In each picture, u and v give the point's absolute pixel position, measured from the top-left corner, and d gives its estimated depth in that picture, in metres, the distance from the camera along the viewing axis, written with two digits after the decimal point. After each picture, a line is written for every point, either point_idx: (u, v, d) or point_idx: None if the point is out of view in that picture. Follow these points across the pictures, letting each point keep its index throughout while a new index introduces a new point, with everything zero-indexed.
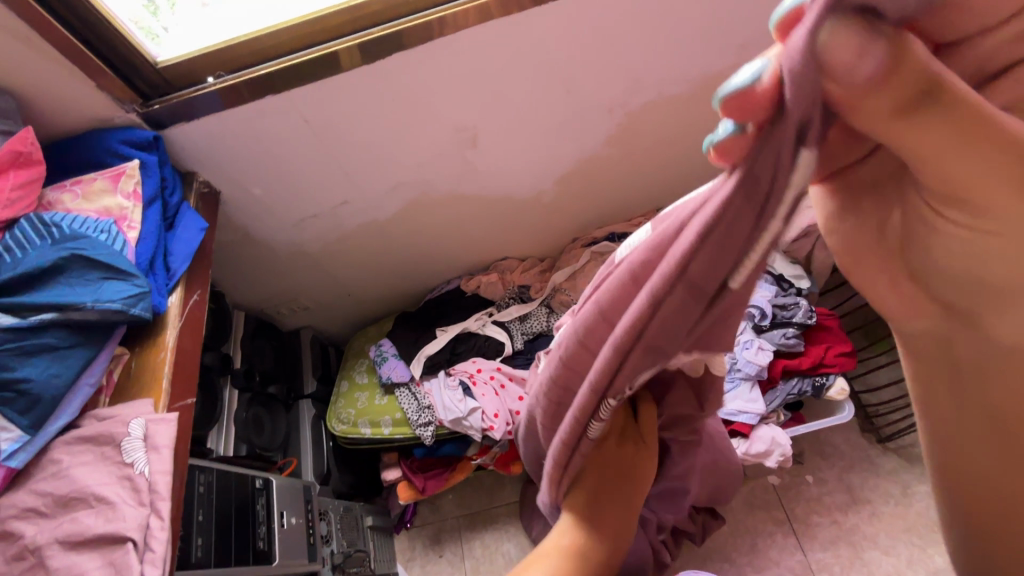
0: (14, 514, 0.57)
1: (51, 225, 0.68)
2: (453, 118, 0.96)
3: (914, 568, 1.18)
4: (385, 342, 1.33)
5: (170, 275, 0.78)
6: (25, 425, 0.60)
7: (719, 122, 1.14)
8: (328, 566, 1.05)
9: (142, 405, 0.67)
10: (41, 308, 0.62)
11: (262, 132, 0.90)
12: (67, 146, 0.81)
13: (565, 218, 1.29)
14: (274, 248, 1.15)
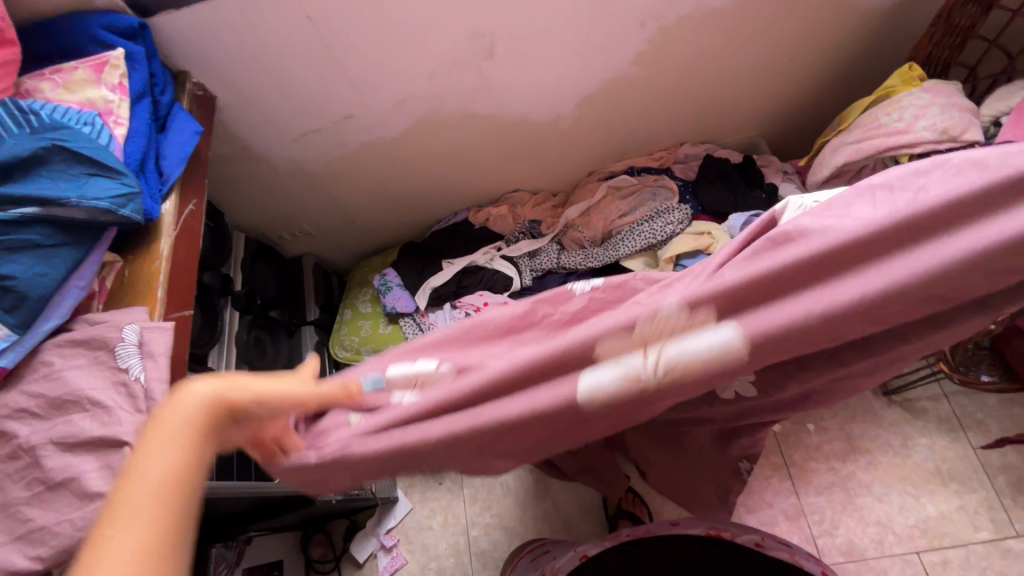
0: (6, 414, 0.55)
1: (29, 112, 0.62)
2: (469, 21, 0.87)
3: (905, 515, 1.20)
4: (390, 271, 1.29)
5: (164, 180, 0.73)
6: (13, 324, 0.56)
7: (759, 45, 1.04)
8: (328, 486, 1.06)
9: (137, 312, 0.64)
10: (21, 202, 0.57)
11: (260, 28, 0.82)
12: (43, 28, 0.73)
13: (583, 148, 1.21)
14: (273, 164, 1.09)
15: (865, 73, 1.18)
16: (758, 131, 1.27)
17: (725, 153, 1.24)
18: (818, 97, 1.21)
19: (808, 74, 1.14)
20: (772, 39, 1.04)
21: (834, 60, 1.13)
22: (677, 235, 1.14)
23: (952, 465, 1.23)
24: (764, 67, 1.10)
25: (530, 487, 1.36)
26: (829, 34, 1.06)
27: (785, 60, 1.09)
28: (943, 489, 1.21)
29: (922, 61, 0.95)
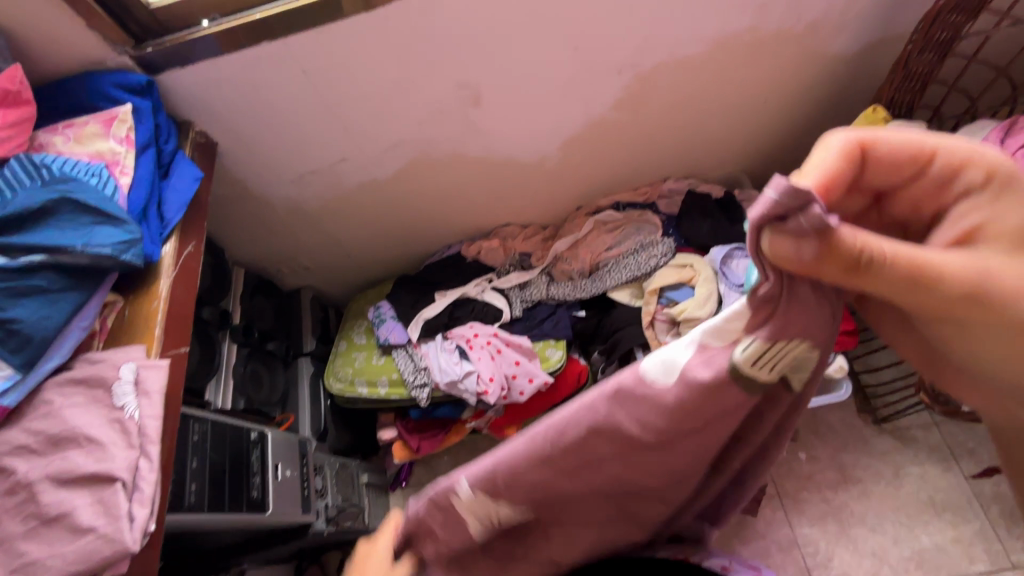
0: (7, 450, 0.58)
1: (42, 166, 0.67)
2: (455, 72, 0.93)
3: (900, 547, 1.20)
4: (383, 304, 1.33)
5: (164, 224, 0.77)
6: (17, 364, 0.60)
7: (733, 88, 1.09)
8: (320, 518, 1.07)
9: (135, 351, 0.67)
10: (31, 249, 0.62)
11: (259, 82, 0.87)
12: (59, 86, 0.79)
13: (569, 185, 1.26)
14: (271, 204, 1.14)
15: (839, 111, 1.23)
16: (740, 166, 1.31)
17: (707, 187, 1.28)
18: (795, 134, 1.26)
19: (784, 113, 1.19)
20: (746, 83, 1.09)
21: (807, 101, 1.18)
22: (661, 268, 1.20)
23: (945, 496, 1.22)
24: (740, 108, 1.15)
25: None
26: (800, 77, 1.11)
27: (760, 101, 1.15)
28: (937, 520, 1.21)
29: (886, 104, 0.99)
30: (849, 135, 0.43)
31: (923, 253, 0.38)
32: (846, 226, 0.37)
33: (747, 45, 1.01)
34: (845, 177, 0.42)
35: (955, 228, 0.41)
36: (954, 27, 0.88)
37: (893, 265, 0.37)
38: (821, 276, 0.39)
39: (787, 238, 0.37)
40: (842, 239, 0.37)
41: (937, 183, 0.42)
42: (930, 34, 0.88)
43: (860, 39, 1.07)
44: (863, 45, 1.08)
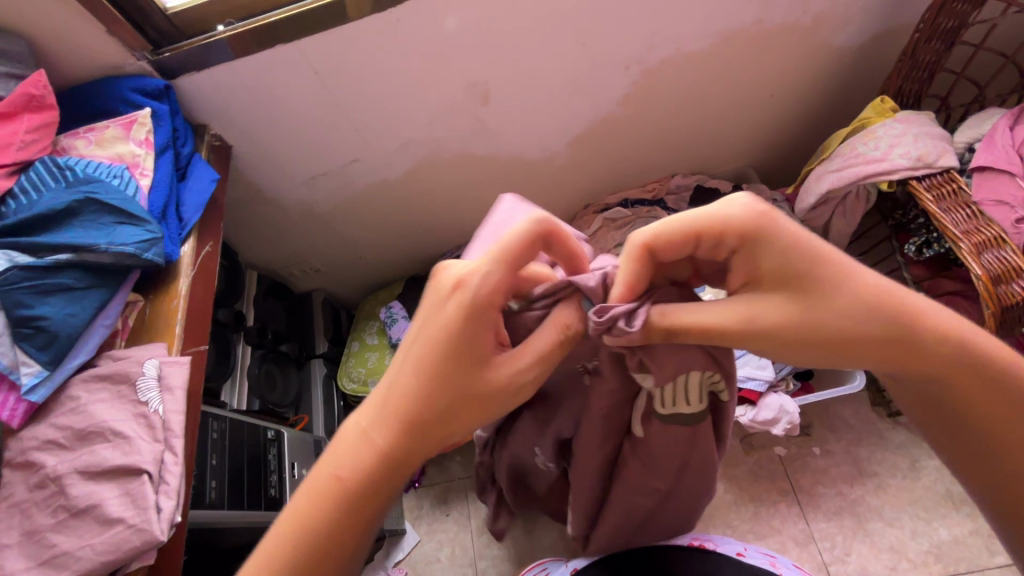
0: (36, 445, 0.60)
1: (65, 168, 0.69)
2: (464, 72, 0.94)
3: (918, 540, 1.19)
4: (395, 304, 1.34)
5: (183, 224, 0.79)
6: (44, 361, 0.61)
7: (739, 82, 1.10)
8: None
9: (156, 348, 0.68)
10: (56, 249, 0.63)
11: (272, 84, 0.89)
12: (79, 92, 0.81)
13: (578, 183, 1.27)
14: (284, 206, 1.15)
15: (845, 104, 1.24)
16: (747, 161, 1.31)
17: (715, 183, 1.29)
18: (801, 128, 1.27)
19: (790, 107, 1.20)
20: (752, 77, 1.10)
21: (813, 95, 1.18)
22: None
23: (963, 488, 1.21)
24: (746, 103, 1.15)
25: (537, 517, 1.36)
26: (806, 70, 1.12)
27: (766, 95, 1.15)
28: (956, 512, 1.20)
29: (894, 94, 1.00)
30: (636, 235, 0.44)
31: (707, 314, 0.43)
32: (651, 310, 0.44)
33: (754, 39, 1.02)
34: (643, 270, 0.44)
35: (741, 277, 0.43)
36: (961, 15, 0.88)
37: (692, 328, 0.43)
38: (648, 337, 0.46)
39: (616, 336, 0.44)
40: (656, 323, 0.44)
41: (711, 247, 0.43)
42: (936, 23, 0.88)
43: (865, 31, 1.07)
44: (868, 37, 1.08)
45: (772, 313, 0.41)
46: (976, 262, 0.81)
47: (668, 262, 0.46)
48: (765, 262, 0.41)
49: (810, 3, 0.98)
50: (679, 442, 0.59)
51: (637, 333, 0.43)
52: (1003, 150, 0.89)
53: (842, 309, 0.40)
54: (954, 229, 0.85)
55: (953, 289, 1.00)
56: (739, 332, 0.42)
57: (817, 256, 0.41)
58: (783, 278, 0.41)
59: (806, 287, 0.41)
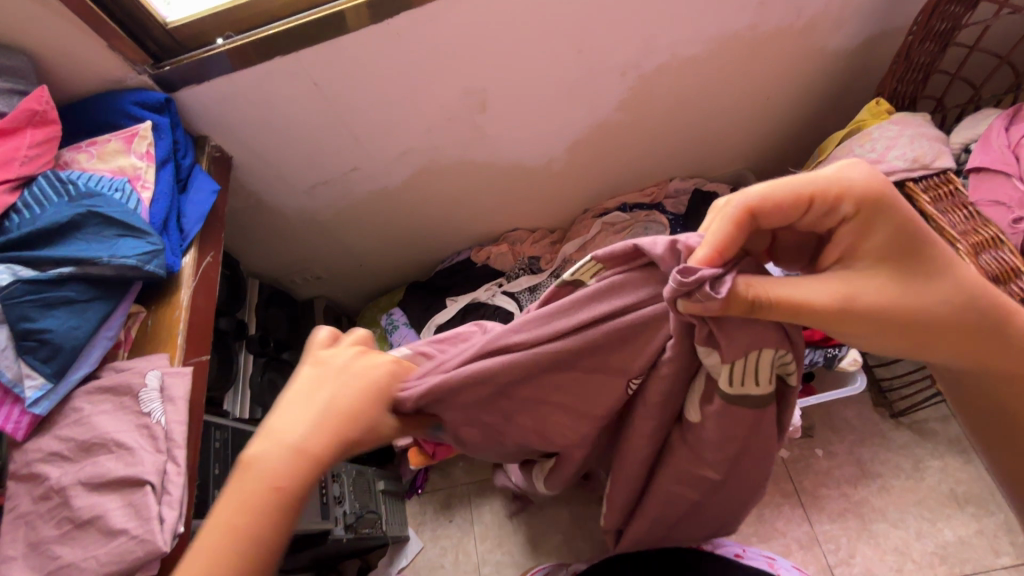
0: (40, 456, 0.60)
1: (68, 182, 0.69)
2: (461, 80, 0.95)
3: (923, 541, 1.18)
4: (396, 311, 1.35)
5: (184, 235, 0.80)
6: (48, 373, 0.62)
7: (735, 86, 1.11)
8: (339, 525, 1.08)
9: (158, 359, 0.69)
10: (60, 262, 0.64)
11: (271, 95, 0.90)
12: (82, 106, 0.82)
13: (576, 187, 1.27)
14: (285, 214, 1.16)
15: (842, 106, 1.24)
16: (745, 164, 1.32)
17: (713, 186, 1.29)
18: (799, 130, 1.27)
19: (787, 109, 1.20)
20: (748, 81, 1.10)
21: (809, 97, 1.19)
22: None
23: (967, 488, 1.21)
24: (743, 106, 1.16)
25: (540, 522, 1.36)
26: (802, 73, 1.12)
27: (763, 99, 1.16)
28: (960, 513, 1.19)
29: (889, 96, 1.00)
30: (739, 198, 0.45)
31: (803, 287, 0.44)
32: (739, 277, 0.45)
33: (748, 43, 1.03)
34: (740, 240, 0.45)
35: (835, 252, 0.46)
36: (953, 17, 0.89)
37: (779, 302, 0.44)
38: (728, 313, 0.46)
39: (696, 302, 0.45)
40: (745, 291, 0.44)
41: (820, 215, 0.45)
42: (929, 25, 0.89)
43: (860, 34, 1.08)
44: (863, 39, 1.09)
45: (871, 293, 0.44)
46: (974, 262, 0.81)
47: (762, 229, 0.47)
48: (873, 238, 0.44)
49: (804, 6, 0.98)
50: (742, 428, 0.55)
51: (720, 301, 0.44)
52: (999, 150, 0.89)
53: (927, 294, 0.44)
54: (952, 229, 0.85)
55: None
56: (838, 309, 0.44)
57: (918, 242, 0.44)
58: (885, 254, 0.44)
59: (901, 267, 0.44)
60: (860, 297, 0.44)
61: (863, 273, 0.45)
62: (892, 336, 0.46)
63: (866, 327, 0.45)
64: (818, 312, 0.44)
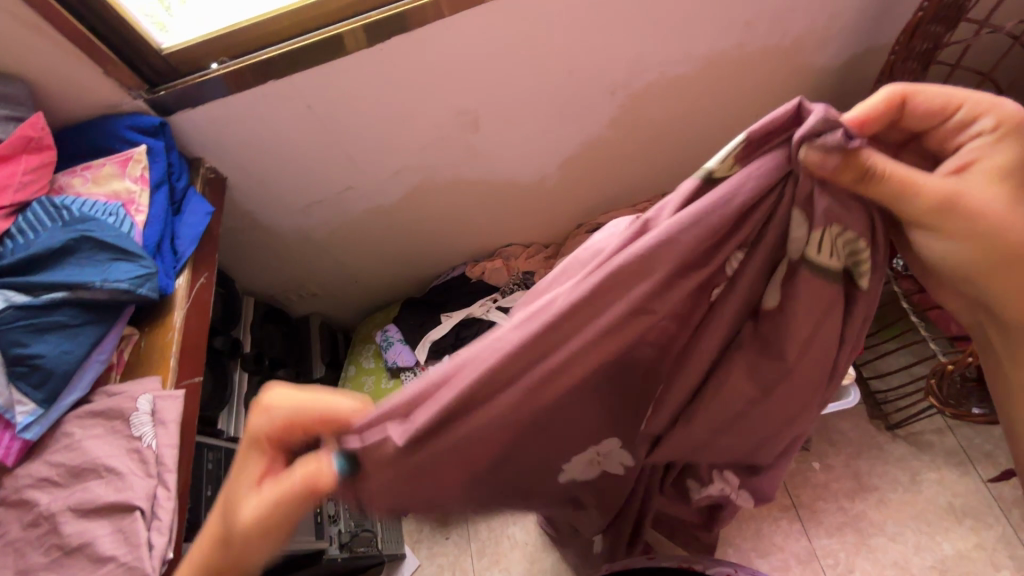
0: (30, 482, 0.60)
1: (62, 207, 0.70)
2: (453, 101, 0.97)
3: (922, 555, 1.17)
4: (391, 327, 1.35)
5: (178, 257, 0.80)
6: (39, 399, 0.62)
7: (724, 104, 1.12)
8: (334, 544, 1.08)
9: (150, 382, 0.69)
10: (52, 287, 0.64)
11: (265, 117, 0.91)
12: (77, 131, 0.83)
13: (569, 203, 1.28)
14: (280, 233, 1.17)
15: None
16: None
17: None
18: None
19: None
20: (736, 98, 1.12)
21: None
22: None
23: (965, 500, 1.21)
24: (732, 122, 1.17)
25: (537, 539, 1.35)
26: (789, 89, 1.14)
27: (752, 115, 1.17)
28: (958, 526, 1.19)
29: None
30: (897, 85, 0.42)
31: (919, 174, 0.40)
32: (866, 146, 0.41)
33: (736, 62, 1.04)
34: (886, 119, 0.42)
35: (960, 161, 0.42)
36: (935, 36, 0.90)
37: (892, 177, 0.40)
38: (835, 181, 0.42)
39: (818, 149, 0.40)
40: (864, 155, 0.40)
41: (958, 127, 0.42)
42: (911, 44, 0.90)
43: (846, 51, 1.10)
44: (849, 57, 1.11)
45: (987, 202, 0.40)
46: None
47: (897, 130, 0.44)
48: (1012, 154, 0.40)
49: (788, 26, 1.00)
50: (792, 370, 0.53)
51: (835, 158, 0.40)
52: None
53: None
54: None
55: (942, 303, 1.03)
56: (946, 200, 0.40)
57: None
58: (1008, 176, 0.40)
59: None
60: (980, 200, 0.40)
61: (999, 184, 0.40)
62: (993, 259, 0.41)
63: (970, 235, 0.41)
64: (925, 198, 0.40)
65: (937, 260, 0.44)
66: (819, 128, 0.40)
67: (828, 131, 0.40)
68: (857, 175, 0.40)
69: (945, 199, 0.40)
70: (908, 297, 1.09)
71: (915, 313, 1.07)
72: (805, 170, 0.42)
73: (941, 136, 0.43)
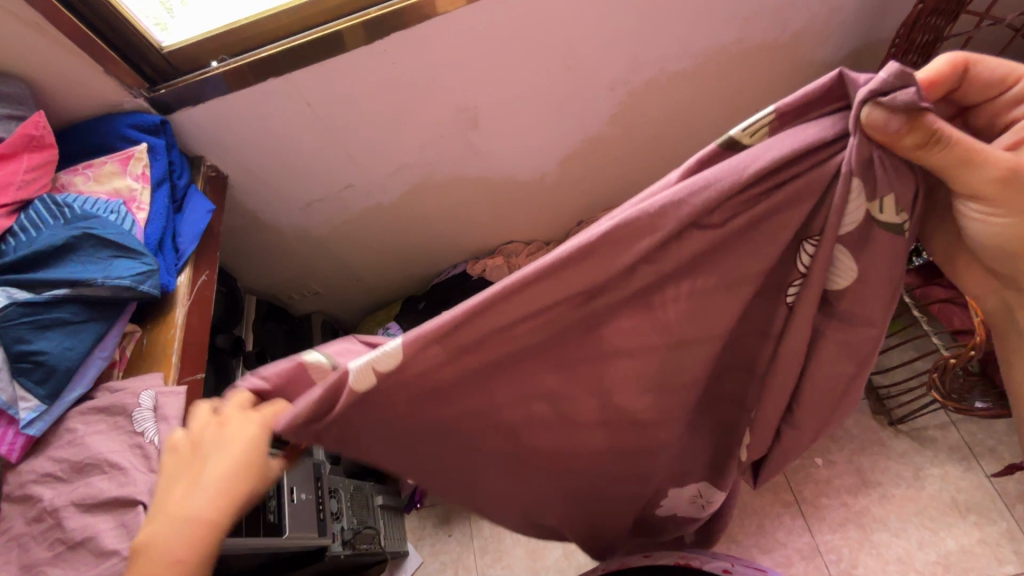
0: (34, 478, 0.61)
1: (64, 205, 0.70)
2: (452, 98, 0.97)
3: (925, 551, 1.17)
4: (393, 325, 1.35)
5: (180, 255, 0.80)
6: (41, 395, 0.63)
7: (724, 99, 1.12)
8: (336, 542, 1.08)
9: (153, 378, 0.70)
10: (55, 284, 0.65)
11: (265, 115, 0.91)
12: (79, 130, 0.83)
13: (570, 200, 1.28)
14: (281, 231, 1.17)
15: None
16: None
17: None
18: None
19: None
20: (736, 94, 1.12)
21: None
22: None
23: (968, 496, 1.20)
24: (733, 118, 1.17)
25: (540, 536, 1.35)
26: (790, 84, 1.14)
27: (752, 110, 1.17)
28: (962, 522, 1.18)
29: None
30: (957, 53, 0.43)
31: (984, 147, 0.41)
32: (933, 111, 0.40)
33: (736, 57, 1.04)
34: (947, 86, 0.43)
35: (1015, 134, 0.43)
36: (935, 29, 0.90)
37: (957, 145, 0.40)
38: (897, 149, 0.41)
39: (881, 111, 0.39)
40: (932, 120, 0.39)
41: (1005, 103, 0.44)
42: (911, 37, 0.90)
43: (846, 46, 1.09)
44: (849, 52, 1.11)
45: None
46: None
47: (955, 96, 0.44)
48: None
49: (788, 21, 1.00)
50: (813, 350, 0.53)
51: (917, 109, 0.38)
52: None
53: None
54: None
55: (944, 297, 1.03)
56: (1010, 173, 0.41)
57: None
58: None
59: None
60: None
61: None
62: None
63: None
64: (990, 171, 0.41)
65: (988, 234, 0.45)
66: (884, 87, 0.39)
67: (896, 89, 0.38)
68: (917, 143, 0.40)
69: (1005, 172, 0.41)
70: (911, 292, 1.10)
71: (916, 307, 1.07)
72: (864, 133, 0.41)
73: (993, 110, 0.45)
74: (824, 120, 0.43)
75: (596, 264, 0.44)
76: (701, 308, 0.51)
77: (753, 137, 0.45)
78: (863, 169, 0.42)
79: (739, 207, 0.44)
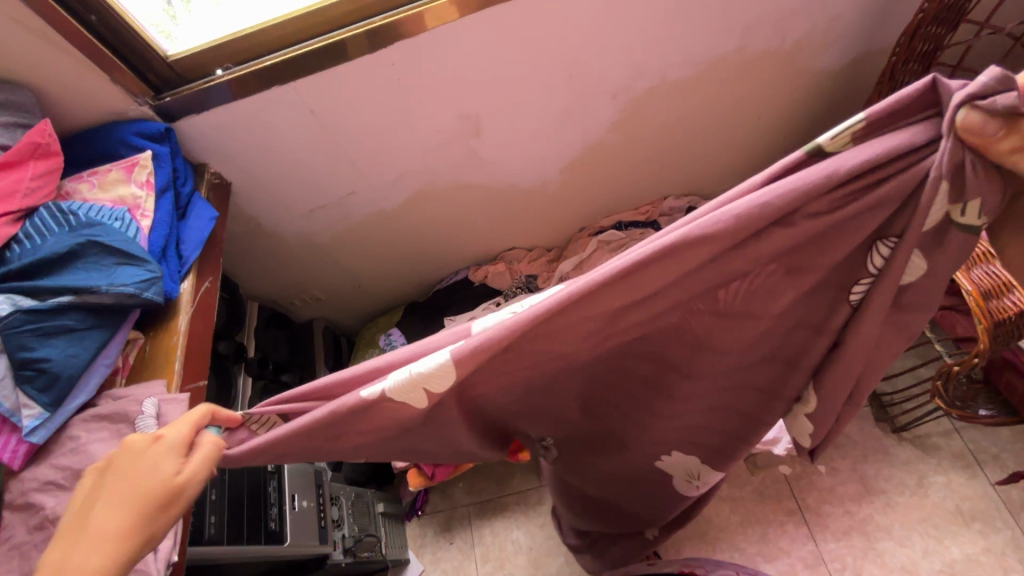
0: (36, 486, 0.61)
1: (68, 213, 0.71)
2: (455, 106, 0.97)
3: (930, 560, 1.16)
4: (394, 331, 1.35)
5: (183, 262, 0.81)
6: (45, 403, 0.63)
7: (725, 107, 1.13)
8: (337, 549, 1.07)
9: (155, 385, 0.69)
10: (58, 291, 0.65)
11: (269, 123, 0.92)
12: (84, 138, 0.84)
13: (572, 207, 1.29)
14: (284, 238, 1.17)
15: (833, 123, 1.26)
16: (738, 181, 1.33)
17: None
18: (791, 147, 1.29)
19: (778, 127, 1.22)
20: (737, 102, 1.12)
21: (799, 116, 1.21)
22: None
23: (973, 504, 1.20)
24: (734, 125, 1.18)
25: (541, 543, 1.35)
26: (792, 92, 1.14)
27: (753, 117, 1.17)
28: (966, 530, 1.17)
29: None
30: None
31: None
32: None
33: (737, 66, 1.05)
34: None
35: None
36: (936, 38, 0.90)
37: None
38: (989, 152, 0.41)
39: (979, 116, 0.39)
40: None
41: None
42: (912, 46, 0.91)
43: (847, 54, 1.10)
44: (850, 60, 1.11)
45: None
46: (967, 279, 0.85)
47: None
48: None
49: (789, 29, 1.01)
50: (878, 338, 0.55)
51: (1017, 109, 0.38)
52: None
53: None
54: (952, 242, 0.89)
55: (947, 304, 1.02)
56: None
57: None
58: None
59: None
60: None
61: None
62: None
63: None
64: None
65: None
66: (984, 90, 0.39)
67: (998, 92, 0.38)
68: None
69: None
70: None
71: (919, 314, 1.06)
72: (957, 138, 0.41)
73: None
74: (912, 129, 0.44)
75: (678, 261, 0.47)
76: (757, 296, 0.54)
77: (835, 146, 0.46)
78: (955, 176, 0.43)
79: (836, 202, 0.45)
